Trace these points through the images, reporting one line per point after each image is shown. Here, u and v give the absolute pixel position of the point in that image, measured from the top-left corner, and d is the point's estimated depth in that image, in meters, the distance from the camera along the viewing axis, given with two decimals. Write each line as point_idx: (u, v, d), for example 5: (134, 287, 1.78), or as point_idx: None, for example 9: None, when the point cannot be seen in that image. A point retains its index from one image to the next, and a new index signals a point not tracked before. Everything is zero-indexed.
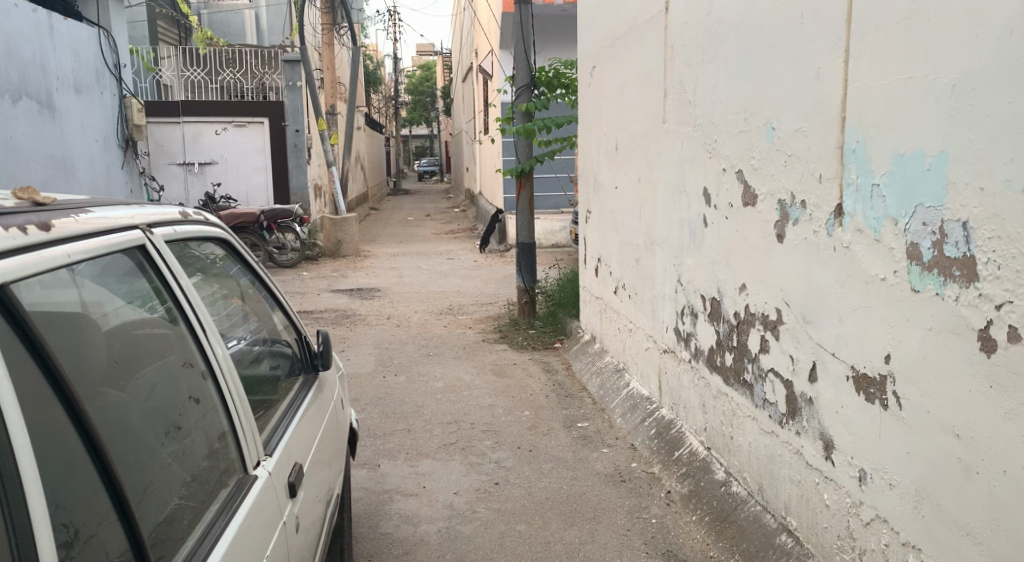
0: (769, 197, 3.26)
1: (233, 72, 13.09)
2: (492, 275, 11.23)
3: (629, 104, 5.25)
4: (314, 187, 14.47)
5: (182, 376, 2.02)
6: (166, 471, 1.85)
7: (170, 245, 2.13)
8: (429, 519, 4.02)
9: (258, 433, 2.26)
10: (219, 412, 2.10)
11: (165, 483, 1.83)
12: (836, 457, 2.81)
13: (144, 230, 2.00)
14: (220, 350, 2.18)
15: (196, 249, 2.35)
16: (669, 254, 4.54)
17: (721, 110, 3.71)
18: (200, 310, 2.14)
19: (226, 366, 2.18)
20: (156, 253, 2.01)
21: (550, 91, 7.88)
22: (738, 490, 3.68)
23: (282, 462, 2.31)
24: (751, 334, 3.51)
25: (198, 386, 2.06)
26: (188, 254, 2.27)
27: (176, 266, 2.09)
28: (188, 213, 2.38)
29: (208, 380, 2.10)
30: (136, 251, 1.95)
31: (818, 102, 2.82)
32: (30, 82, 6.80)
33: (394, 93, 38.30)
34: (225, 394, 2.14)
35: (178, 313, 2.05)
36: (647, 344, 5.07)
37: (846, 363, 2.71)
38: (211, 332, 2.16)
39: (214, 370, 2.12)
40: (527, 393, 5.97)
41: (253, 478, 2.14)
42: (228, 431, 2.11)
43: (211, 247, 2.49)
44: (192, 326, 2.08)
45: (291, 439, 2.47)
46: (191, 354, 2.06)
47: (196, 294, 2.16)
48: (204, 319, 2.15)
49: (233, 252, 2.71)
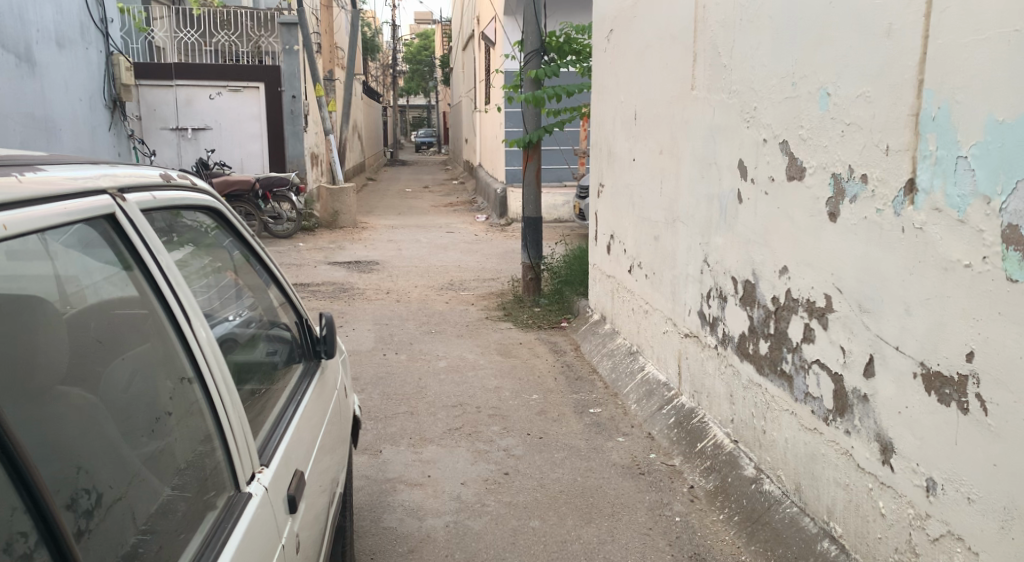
0: (820, 170, 2.94)
1: (228, 35, 12.62)
2: (493, 249, 10.93)
3: (650, 69, 4.91)
4: (310, 156, 14.08)
5: (164, 363, 1.70)
6: (148, 473, 1.58)
7: (147, 213, 1.78)
8: (435, 512, 3.74)
9: (252, 439, 1.93)
10: (208, 404, 1.77)
11: (147, 486, 1.56)
12: (895, 462, 2.54)
13: (113, 197, 1.66)
14: (206, 327, 1.84)
15: (183, 218, 2.02)
16: (694, 231, 4.23)
17: (762, 74, 3.39)
18: (179, 283, 1.78)
19: (214, 348, 1.84)
20: (128, 224, 1.67)
21: (560, 57, 7.50)
22: (772, 489, 3.39)
23: (279, 472, 1.99)
24: (792, 322, 3.21)
25: (183, 376, 1.73)
26: (173, 222, 1.94)
27: (151, 235, 1.74)
28: (171, 176, 2.05)
29: (195, 367, 1.76)
30: (100, 219, 1.60)
31: (888, 63, 2.52)
32: (5, 34, 6.39)
33: (392, 62, 37.66)
34: (215, 381, 1.80)
35: (156, 290, 1.70)
36: (665, 327, 4.78)
37: (912, 359, 2.42)
38: (196, 308, 1.82)
39: (201, 353, 1.78)
40: (535, 375, 5.68)
41: (247, 496, 1.81)
42: (216, 426, 1.78)
43: (200, 216, 2.16)
44: (173, 304, 1.73)
45: (290, 442, 2.16)
46: (170, 336, 1.72)
47: (176, 268, 1.81)
48: (187, 301, 1.79)
49: (226, 222, 2.38)
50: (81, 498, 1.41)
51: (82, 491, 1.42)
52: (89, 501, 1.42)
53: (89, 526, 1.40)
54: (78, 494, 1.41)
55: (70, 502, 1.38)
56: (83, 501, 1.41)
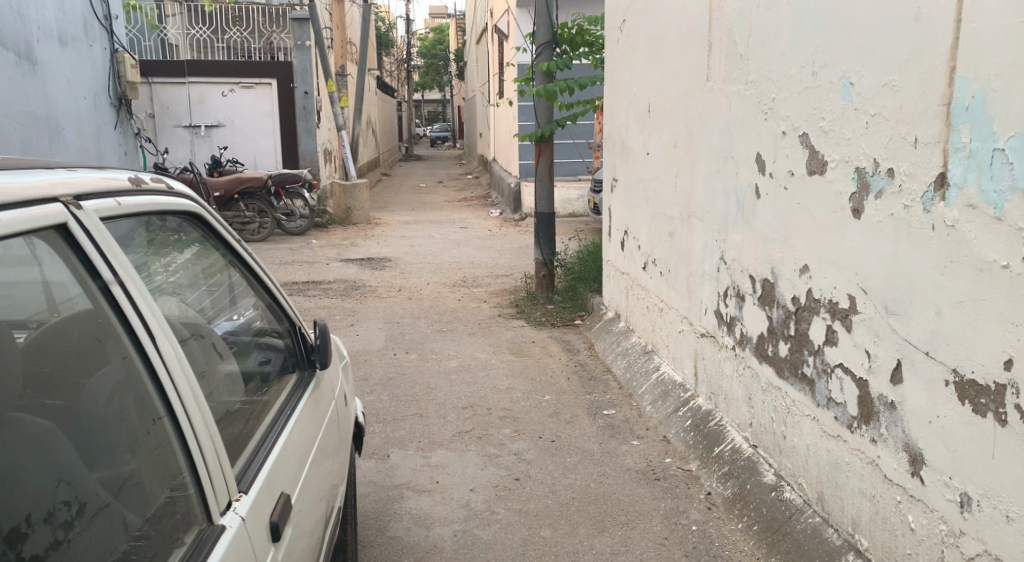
0: (842, 164, 2.79)
1: (239, 31, 12.55)
2: (507, 245, 10.79)
3: (664, 60, 4.75)
4: (323, 152, 13.99)
5: (124, 386, 1.59)
6: (138, 482, 1.58)
7: (108, 219, 1.64)
8: (443, 520, 3.62)
9: (230, 463, 1.79)
10: (173, 428, 1.64)
11: (122, 503, 1.54)
12: (925, 474, 2.40)
13: (66, 205, 1.52)
14: (173, 342, 1.69)
15: (157, 226, 1.88)
16: (711, 228, 4.07)
17: (781, 64, 3.24)
18: (142, 296, 1.64)
19: (183, 364, 1.70)
20: (77, 236, 1.52)
21: (573, 49, 7.35)
22: (793, 497, 3.25)
23: (262, 496, 1.86)
24: (813, 323, 3.05)
25: (145, 399, 1.61)
26: (141, 231, 1.79)
27: (111, 246, 1.60)
28: (140, 179, 1.89)
29: (159, 388, 1.63)
30: (51, 232, 1.48)
31: (915, 50, 2.38)
32: (5, 33, 6.31)
33: (406, 56, 37.52)
34: (183, 401, 1.66)
35: (114, 305, 1.57)
36: (681, 326, 4.63)
37: (944, 366, 2.29)
38: (162, 323, 1.67)
39: (166, 372, 1.64)
40: (547, 374, 5.55)
41: (221, 528, 1.68)
42: (182, 452, 1.65)
43: (179, 224, 2.01)
44: (131, 317, 1.60)
45: (277, 462, 2.03)
46: (130, 357, 1.60)
47: (138, 276, 1.66)
48: (149, 309, 1.65)
49: (211, 233, 2.22)
50: (60, 510, 1.44)
51: (62, 503, 1.45)
52: (69, 514, 1.45)
53: (68, 536, 1.43)
54: (57, 507, 1.44)
55: (47, 516, 1.42)
56: (62, 513, 1.44)
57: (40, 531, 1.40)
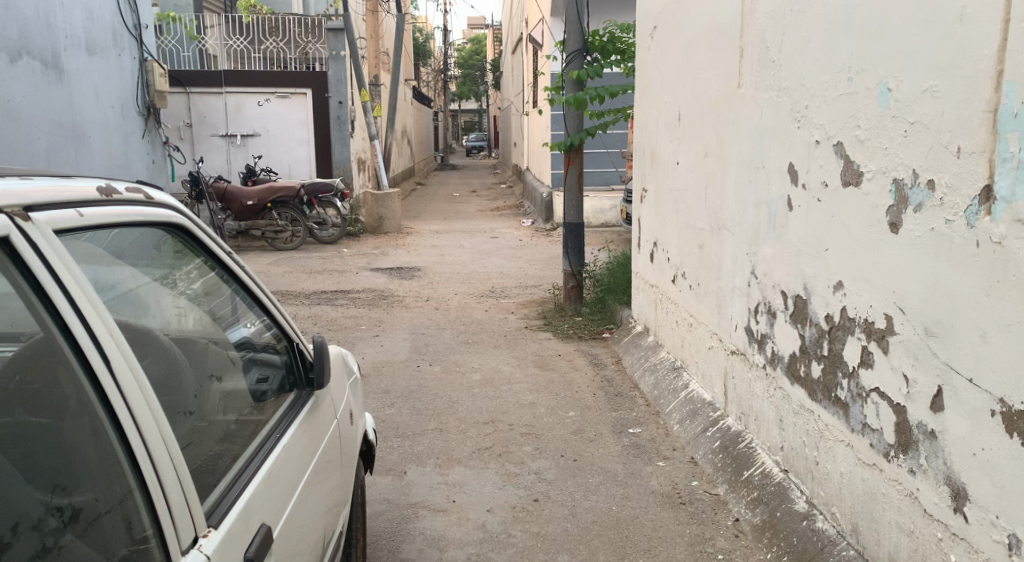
0: (879, 175, 2.62)
1: (276, 42, 12.58)
2: (537, 255, 10.67)
3: (695, 67, 4.61)
4: (357, 160, 14.00)
5: (80, 410, 1.50)
6: (115, 501, 1.51)
7: (62, 236, 1.53)
8: (458, 542, 3.48)
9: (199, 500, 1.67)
10: (125, 453, 1.52)
11: (105, 523, 1.50)
12: (969, 511, 2.22)
13: (12, 217, 1.42)
14: (130, 361, 1.56)
15: (132, 236, 1.78)
16: (742, 241, 3.89)
17: (815, 70, 3.07)
18: (97, 315, 1.52)
19: (138, 382, 1.56)
20: (18, 250, 1.42)
21: (604, 57, 7.14)
22: (825, 528, 3.06)
23: (236, 531, 1.74)
24: (848, 344, 2.88)
25: (97, 424, 1.50)
26: (110, 244, 1.69)
27: (64, 262, 1.49)
28: (113, 189, 1.77)
29: (112, 416, 1.51)
30: None
31: (959, 54, 2.22)
32: (31, 42, 6.33)
33: (443, 66, 37.57)
34: (138, 423, 1.53)
35: (63, 328, 1.47)
36: (711, 342, 4.45)
37: (991, 395, 2.11)
38: (119, 343, 1.55)
39: (121, 397, 1.52)
40: (572, 389, 5.39)
41: None
42: (136, 480, 1.53)
43: (158, 238, 1.89)
44: (82, 341, 1.48)
45: (257, 494, 1.90)
46: (80, 383, 1.49)
47: (92, 292, 1.54)
48: (100, 331, 1.51)
49: (194, 245, 2.06)
50: (51, 517, 1.47)
51: (54, 509, 1.48)
52: (60, 520, 1.47)
53: (59, 543, 1.45)
54: (48, 514, 1.47)
55: (37, 523, 1.45)
56: (53, 519, 1.47)
57: (27, 539, 1.43)
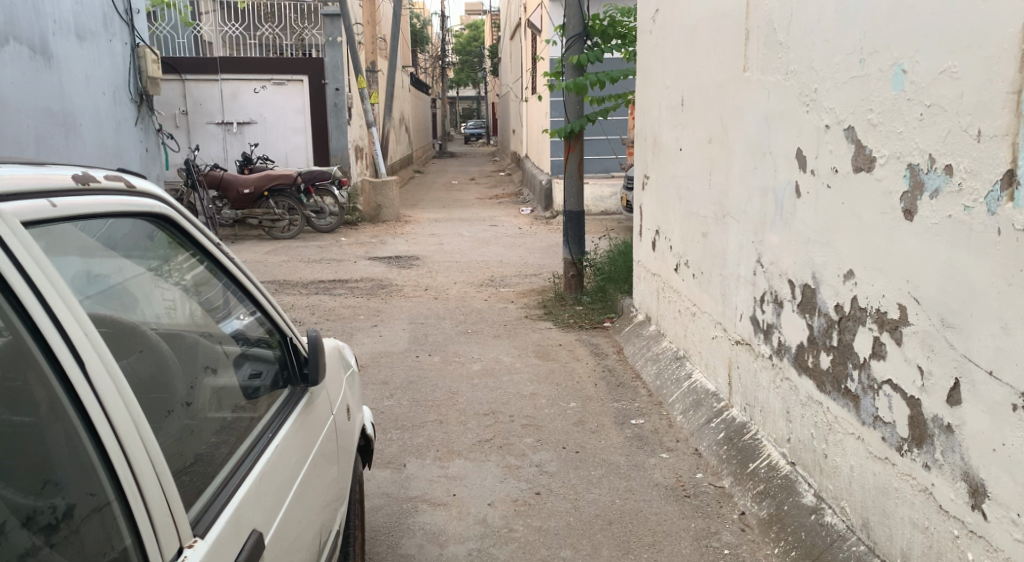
0: (892, 160, 2.53)
1: (272, 28, 12.47)
2: (536, 243, 10.57)
3: (698, 51, 4.51)
4: (354, 148, 13.88)
5: (53, 413, 1.41)
6: (96, 503, 1.43)
7: (31, 229, 1.44)
8: (458, 538, 3.41)
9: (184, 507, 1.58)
10: (100, 457, 1.43)
11: (87, 527, 1.43)
12: (988, 508, 2.15)
13: None
14: (105, 361, 1.48)
15: (127, 228, 1.74)
16: (747, 228, 3.81)
17: (824, 52, 2.97)
18: (68, 314, 1.43)
19: (114, 383, 1.48)
20: None
21: (604, 42, 7.03)
22: (834, 522, 2.99)
23: (226, 537, 1.66)
24: (859, 334, 2.80)
25: (71, 428, 1.42)
26: (92, 236, 1.61)
27: (30, 258, 1.39)
28: (91, 176, 1.68)
29: (86, 420, 1.42)
30: None
31: (980, 33, 2.13)
32: (19, 27, 6.22)
33: (441, 53, 37.35)
34: (113, 426, 1.45)
35: (32, 330, 1.38)
36: (715, 331, 4.37)
37: (1012, 389, 2.03)
38: (93, 342, 1.46)
39: (96, 399, 1.43)
40: (574, 380, 5.32)
41: None
42: (113, 485, 1.44)
43: (145, 231, 1.81)
44: (52, 343, 1.39)
45: (248, 498, 1.81)
46: (51, 386, 1.40)
47: (63, 288, 1.44)
48: (70, 332, 1.42)
49: (183, 236, 1.97)
50: (41, 514, 1.42)
51: (45, 506, 1.42)
52: (52, 517, 1.42)
53: (50, 541, 1.41)
54: (38, 511, 1.42)
55: (27, 520, 1.41)
56: (44, 517, 1.42)
57: (17, 536, 1.39)
